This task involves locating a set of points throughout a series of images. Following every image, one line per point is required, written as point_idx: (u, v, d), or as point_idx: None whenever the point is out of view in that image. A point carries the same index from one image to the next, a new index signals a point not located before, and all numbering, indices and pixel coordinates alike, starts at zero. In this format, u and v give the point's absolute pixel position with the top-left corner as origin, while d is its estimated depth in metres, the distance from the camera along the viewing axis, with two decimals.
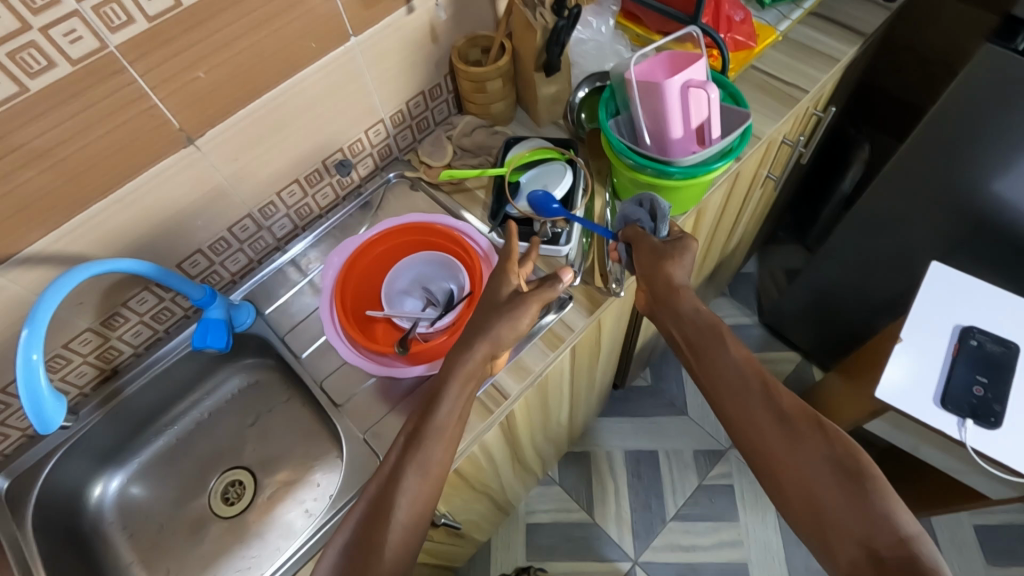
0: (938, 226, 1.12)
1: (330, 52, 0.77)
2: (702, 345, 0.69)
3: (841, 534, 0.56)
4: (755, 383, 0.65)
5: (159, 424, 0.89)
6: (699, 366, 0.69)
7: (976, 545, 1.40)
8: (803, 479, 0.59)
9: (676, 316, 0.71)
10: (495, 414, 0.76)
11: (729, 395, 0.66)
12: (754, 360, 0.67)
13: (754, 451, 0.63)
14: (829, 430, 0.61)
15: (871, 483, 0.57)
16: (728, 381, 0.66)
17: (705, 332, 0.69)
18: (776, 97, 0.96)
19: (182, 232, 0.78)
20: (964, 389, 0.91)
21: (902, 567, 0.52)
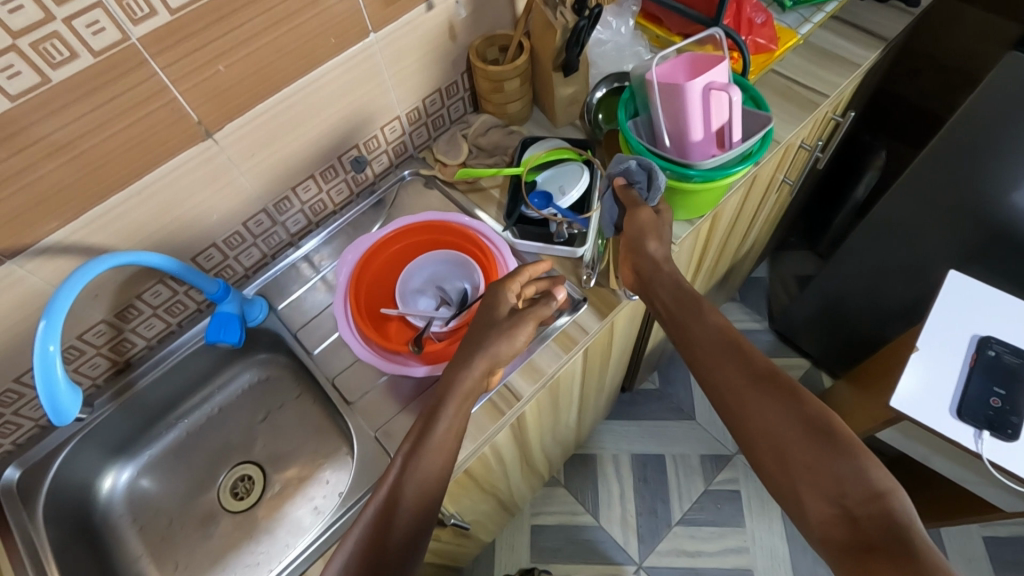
0: (956, 235, 1.10)
1: (349, 49, 0.76)
2: (680, 313, 0.68)
3: (816, 495, 0.55)
4: (732, 350, 0.64)
5: (170, 417, 0.89)
6: (677, 333, 0.68)
7: (985, 557, 1.38)
8: (779, 439, 0.58)
9: (654, 285, 0.70)
10: (506, 415, 0.76)
11: (707, 362, 0.65)
12: (733, 327, 0.66)
13: (730, 413, 0.62)
14: (804, 391, 0.59)
15: (846, 443, 0.55)
16: (707, 348, 0.65)
17: (682, 299, 0.68)
18: (796, 102, 0.95)
19: (197, 226, 0.77)
20: (981, 401, 0.90)
21: (875, 527, 0.51)
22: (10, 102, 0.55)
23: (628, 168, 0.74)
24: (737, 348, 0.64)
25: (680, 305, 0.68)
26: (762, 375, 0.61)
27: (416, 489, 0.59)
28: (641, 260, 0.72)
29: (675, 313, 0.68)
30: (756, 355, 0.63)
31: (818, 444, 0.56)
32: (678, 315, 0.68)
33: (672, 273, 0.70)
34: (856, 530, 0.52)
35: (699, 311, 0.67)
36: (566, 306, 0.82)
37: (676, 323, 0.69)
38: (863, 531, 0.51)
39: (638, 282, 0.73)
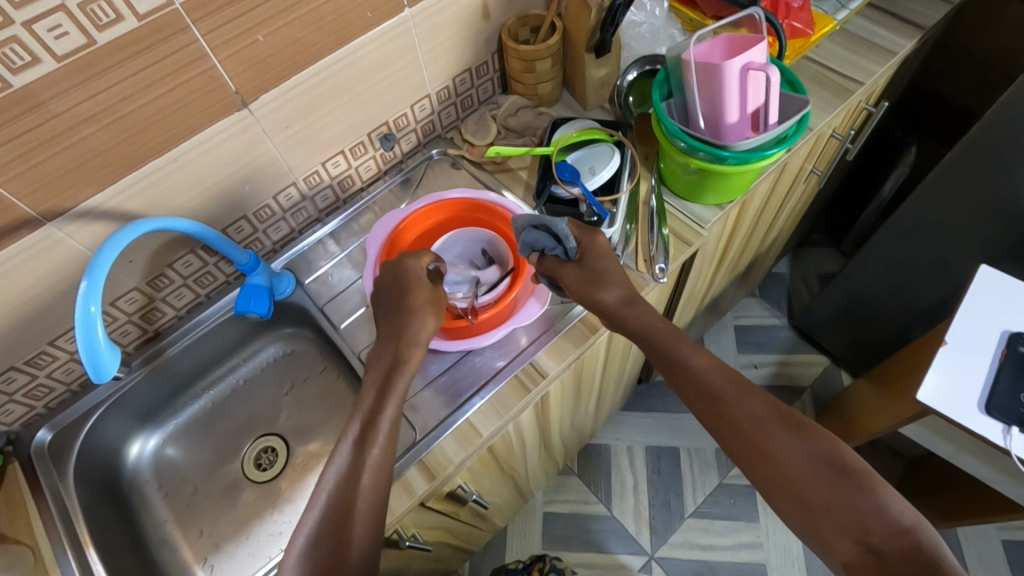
0: (987, 234, 1.08)
1: (385, 23, 0.76)
2: (660, 359, 0.67)
3: (839, 533, 0.54)
4: (727, 388, 0.63)
5: (197, 387, 0.90)
6: (665, 380, 0.67)
7: (1004, 562, 1.36)
8: (790, 477, 0.57)
9: (634, 332, 0.69)
10: (531, 393, 0.76)
11: (700, 407, 0.64)
12: (722, 364, 0.66)
13: (735, 455, 0.61)
14: (809, 426, 0.59)
15: (859, 476, 0.55)
16: (698, 390, 0.64)
17: (662, 348, 0.67)
18: (831, 89, 0.94)
19: (230, 197, 0.78)
20: (1011, 396, 0.89)
21: (904, 560, 0.50)
22: (56, 63, 0.56)
23: (529, 239, 0.71)
24: (729, 390, 0.63)
25: (661, 353, 0.67)
26: (762, 414, 0.61)
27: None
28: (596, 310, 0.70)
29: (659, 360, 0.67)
30: (751, 394, 0.62)
31: (831, 480, 0.56)
32: (659, 361, 0.67)
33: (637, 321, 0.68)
34: (883, 566, 0.51)
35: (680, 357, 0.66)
36: None
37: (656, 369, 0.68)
38: (891, 566, 0.50)
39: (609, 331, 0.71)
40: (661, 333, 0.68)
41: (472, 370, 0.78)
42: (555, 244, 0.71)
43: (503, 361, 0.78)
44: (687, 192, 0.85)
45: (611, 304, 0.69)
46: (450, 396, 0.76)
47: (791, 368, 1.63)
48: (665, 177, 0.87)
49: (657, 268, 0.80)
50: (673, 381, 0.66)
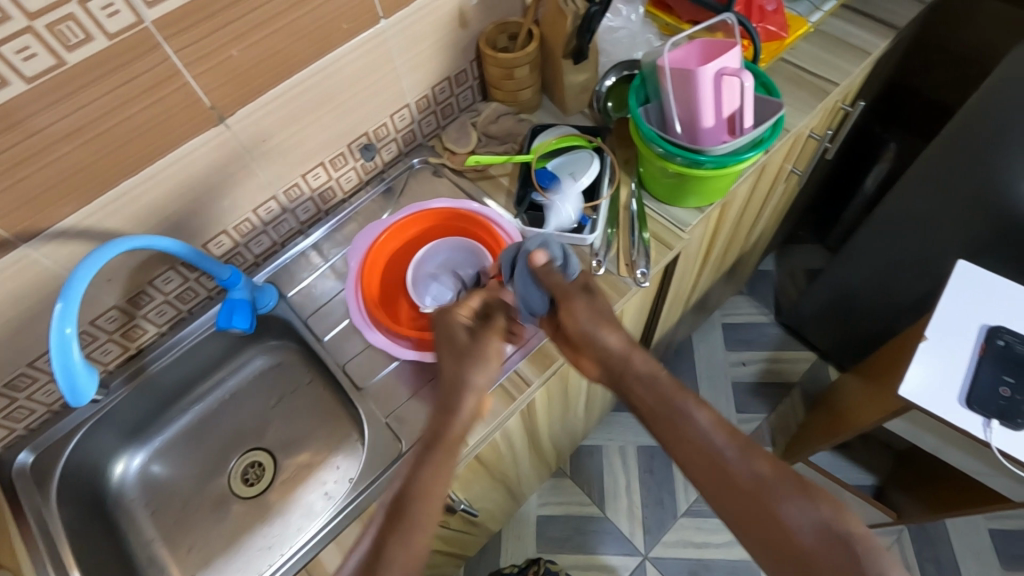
0: (968, 229, 1.10)
1: (361, 35, 0.76)
2: (658, 415, 0.65)
3: None
4: (730, 449, 0.62)
5: (181, 403, 0.90)
6: (665, 438, 0.65)
7: (992, 550, 1.39)
8: (793, 546, 0.57)
9: (632, 381, 0.67)
10: (532, 388, 0.77)
11: (700, 468, 0.62)
12: (723, 423, 0.64)
13: (736, 519, 0.60)
14: (813, 490, 0.58)
15: (862, 544, 0.55)
16: (695, 449, 0.62)
17: (663, 402, 0.65)
18: (808, 90, 0.95)
19: (210, 212, 0.78)
20: (990, 389, 0.90)
21: None
22: (26, 85, 0.55)
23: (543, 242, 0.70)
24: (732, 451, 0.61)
25: (661, 409, 0.65)
26: (765, 474, 0.60)
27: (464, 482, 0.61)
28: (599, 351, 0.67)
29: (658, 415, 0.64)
30: (754, 455, 0.61)
31: (834, 548, 0.55)
32: (661, 414, 0.65)
33: (643, 366, 0.66)
34: None
35: (685, 411, 0.63)
36: None
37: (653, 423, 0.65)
38: None
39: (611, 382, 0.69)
40: (663, 386, 0.65)
41: (460, 376, 0.78)
42: (561, 262, 0.71)
43: None
44: (667, 196, 0.86)
45: (619, 346, 0.67)
46: (436, 405, 0.76)
47: (781, 364, 1.65)
48: (645, 181, 0.87)
49: (637, 273, 0.81)
50: (673, 441, 0.64)
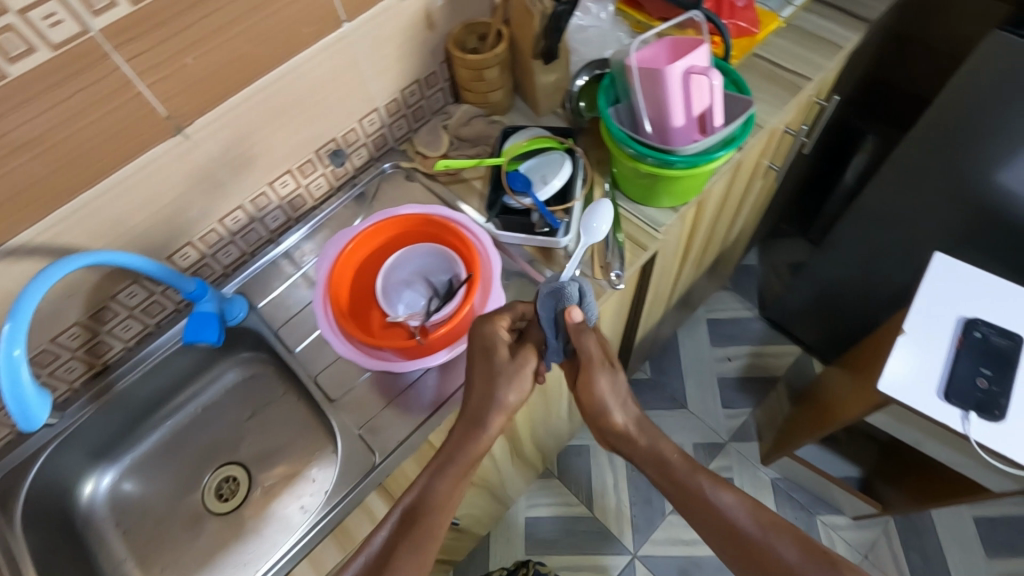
0: (948, 218, 1.10)
1: (324, 39, 0.75)
2: (670, 487, 0.74)
3: None
4: (751, 526, 0.70)
5: (152, 419, 0.88)
6: (692, 520, 0.74)
7: (977, 539, 1.40)
8: None
9: (640, 454, 0.76)
10: None
11: (712, 532, 0.72)
12: (743, 499, 0.73)
13: None
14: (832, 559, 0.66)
15: None
16: (709, 515, 0.72)
17: (671, 473, 0.74)
18: (781, 86, 0.94)
19: (173, 224, 0.76)
20: (968, 382, 0.90)
21: None
22: None
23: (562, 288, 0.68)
24: (736, 518, 0.71)
25: (672, 483, 0.74)
26: (788, 551, 0.68)
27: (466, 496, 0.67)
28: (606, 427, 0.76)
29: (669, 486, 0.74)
30: (776, 532, 0.70)
31: None
32: (682, 494, 0.73)
33: (646, 442, 0.75)
34: None
35: (700, 489, 0.72)
36: None
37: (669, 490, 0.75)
38: None
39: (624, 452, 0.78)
40: (671, 460, 0.74)
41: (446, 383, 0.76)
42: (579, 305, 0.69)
43: None
44: (641, 196, 0.85)
45: (628, 421, 0.75)
46: (410, 414, 0.75)
47: (766, 359, 1.65)
48: (618, 182, 0.86)
49: (612, 275, 0.80)
50: (699, 522, 0.73)
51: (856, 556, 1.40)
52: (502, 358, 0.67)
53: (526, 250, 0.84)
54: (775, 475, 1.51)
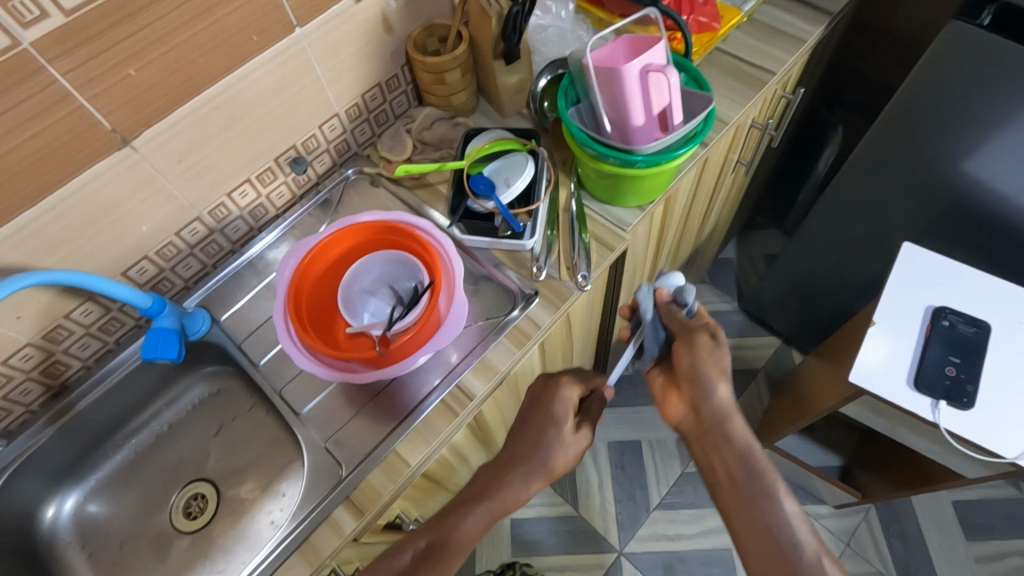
0: (916, 207, 1.11)
1: (275, 45, 0.73)
2: (735, 497, 0.68)
3: None
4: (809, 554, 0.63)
5: (116, 439, 0.86)
6: (739, 520, 0.68)
7: (956, 522, 1.41)
8: None
9: (717, 446, 0.69)
10: (487, 391, 0.75)
11: (764, 555, 0.64)
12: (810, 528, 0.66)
13: None
14: None
15: None
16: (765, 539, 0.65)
17: (751, 475, 0.67)
18: (744, 80, 0.94)
19: (127, 239, 0.74)
20: (936, 370, 0.91)
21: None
22: None
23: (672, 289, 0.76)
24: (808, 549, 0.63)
25: (745, 490, 0.67)
26: None
27: (471, 526, 0.67)
28: (703, 399, 0.70)
29: (737, 489, 0.67)
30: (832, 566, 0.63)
31: None
32: (742, 484, 0.68)
33: (739, 425, 0.69)
34: None
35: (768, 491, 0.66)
36: (518, 301, 0.80)
37: (729, 499, 0.68)
38: None
39: (688, 416, 0.72)
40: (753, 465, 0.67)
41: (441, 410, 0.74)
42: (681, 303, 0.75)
43: (437, 379, 0.76)
44: (607, 196, 0.84)
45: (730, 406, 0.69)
46: (378, 424, 0.74)
47: (745, 351, 1.65)
48: (583, 182, 0.86)
49: (578, 277, 0.79)
50: (746, 524, 0.67)
51: (839, 544, 1.41)
52: (566, 430, 0.70)
53: (494, 254, 0.83)
54: None
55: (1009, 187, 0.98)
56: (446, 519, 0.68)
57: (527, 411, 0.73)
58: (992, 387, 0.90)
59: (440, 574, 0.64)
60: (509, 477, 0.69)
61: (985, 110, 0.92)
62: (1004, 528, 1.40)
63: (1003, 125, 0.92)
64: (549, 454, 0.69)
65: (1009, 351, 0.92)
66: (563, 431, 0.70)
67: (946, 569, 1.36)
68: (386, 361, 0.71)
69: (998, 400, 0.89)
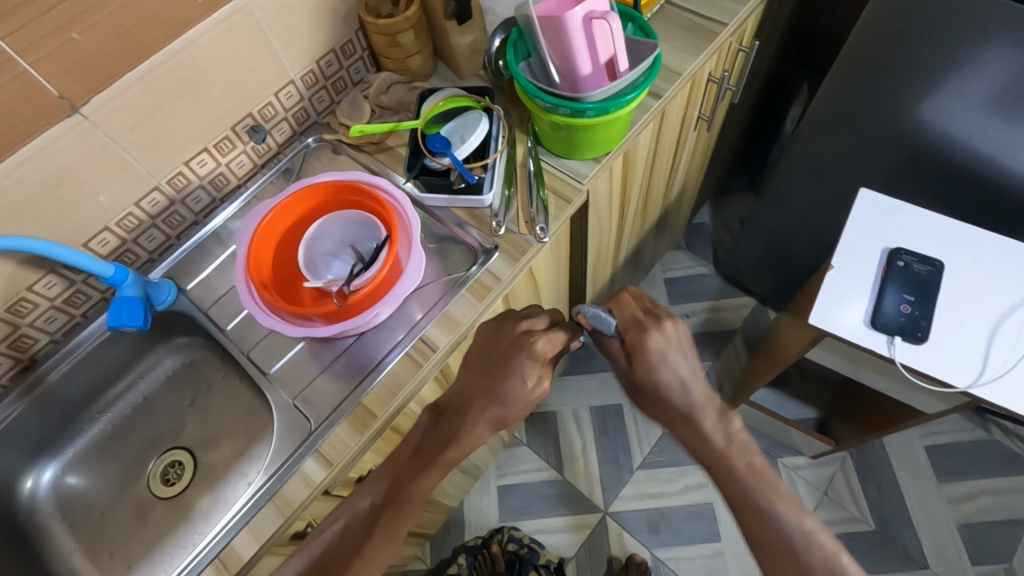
0: (877, 156, 1.12)
1: (222, 8, 0.73)
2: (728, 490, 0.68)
3: None
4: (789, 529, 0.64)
5: (91, 411, 0.87)
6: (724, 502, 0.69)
7: (928, 466, 1.44)
8: None
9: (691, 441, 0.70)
10: (450, 345, 0.77)
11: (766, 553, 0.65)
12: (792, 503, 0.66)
13: None
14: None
15: None
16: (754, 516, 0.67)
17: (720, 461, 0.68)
18: (697, 33, 0.95)
19: (85, 209, 0.75)
20: (892, 308, 0.93)
21: None
22: None
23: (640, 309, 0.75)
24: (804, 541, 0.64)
25: (728, 486, 0.68)
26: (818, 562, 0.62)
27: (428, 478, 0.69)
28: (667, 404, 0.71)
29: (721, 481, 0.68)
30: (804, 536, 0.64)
31: None
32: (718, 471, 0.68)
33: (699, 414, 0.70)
34: None
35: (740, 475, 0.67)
36: (479, 255, 0.81)
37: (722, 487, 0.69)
38: None
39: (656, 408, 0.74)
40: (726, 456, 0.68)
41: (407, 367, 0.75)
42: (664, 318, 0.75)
43: (401, 334, 0.77)
44: (563, 150, 0.85)
45: (694, 403, 0.70)
46: (345, 380, 0.75)
47: (720, 313, 1.68)
48: (540, 138, 0.87)
49: (535, 230, 0.81)
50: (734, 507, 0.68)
51: (816, 493, 1.44)
52: (518, 387, 0.69)
53: (454, 212, 0.84)
54: None
55: (963, 131, 0.99)
56: (403, 470, 0.70)
57: (485, 362, 0.72)
58: (947, 324, 0.93)
59: (388, 530, 0.67)
60: (470, 421, 0.70)
61: (936, 54, 0.92)
62: (975, 470, 1.43)
63: (953, 69, 0.93)
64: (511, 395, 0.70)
65: (961, 288, 0.95)
66: (525, 385, 0.70)
67: (918, 511, 1.40)
68: (344, 314, 0.73)
69: (952, 335, 0.92)
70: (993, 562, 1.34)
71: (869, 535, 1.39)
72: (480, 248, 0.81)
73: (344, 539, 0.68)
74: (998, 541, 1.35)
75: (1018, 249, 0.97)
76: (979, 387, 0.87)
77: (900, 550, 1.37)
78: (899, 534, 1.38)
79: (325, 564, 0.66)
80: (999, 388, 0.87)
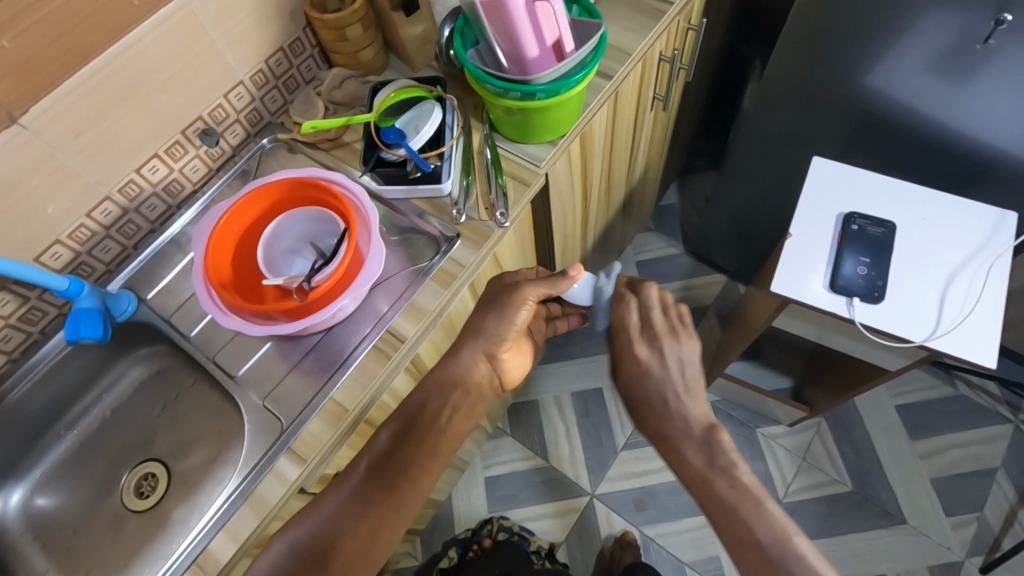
0: (830, 126, 1.15)
1: (161, 10, 0.72)
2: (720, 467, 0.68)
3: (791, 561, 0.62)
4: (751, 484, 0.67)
5: (57, 429, 0.85)
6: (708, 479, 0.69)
7: (900, 425, 1.48)
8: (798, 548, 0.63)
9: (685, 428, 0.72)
10: (422, 332, 0.77)
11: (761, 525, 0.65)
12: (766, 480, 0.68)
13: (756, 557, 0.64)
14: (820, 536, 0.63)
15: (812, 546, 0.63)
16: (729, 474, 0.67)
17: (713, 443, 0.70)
18: (644, 13, 0.96)
19: (32, 222, 0.73)
20: (849, 271, 0.96)
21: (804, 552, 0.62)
22: None
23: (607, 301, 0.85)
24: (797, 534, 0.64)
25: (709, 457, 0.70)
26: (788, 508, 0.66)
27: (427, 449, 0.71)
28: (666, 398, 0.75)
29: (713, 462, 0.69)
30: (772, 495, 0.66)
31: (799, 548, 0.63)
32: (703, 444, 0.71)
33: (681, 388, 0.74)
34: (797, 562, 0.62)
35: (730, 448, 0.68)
36: (442, 244, 0.81)
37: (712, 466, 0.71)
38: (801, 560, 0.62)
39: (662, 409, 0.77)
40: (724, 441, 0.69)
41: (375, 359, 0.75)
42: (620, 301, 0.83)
43: (368, 327, 0.77)
44: (519, 135, 0.86)
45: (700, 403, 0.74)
46: (314, 377, 0.75)
47: (693, 291, 1.70)
48: (495, 124, 0.87)
49: (496, 215, 0.81)
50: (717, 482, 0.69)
51: (795, 460, 1.47)
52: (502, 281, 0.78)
53: (414, 203, 0.84)
54: (715, 398, 1.57)
55: (907, 95, 1.02)
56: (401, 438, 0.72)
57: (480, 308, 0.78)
58: (902, 282, 0.96)
59: (391, 492, 0.68)
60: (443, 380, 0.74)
61: (878, 22, 0.95)
62: (944, 424, 1.47)
63: (893, 36, 0.95)
64: (479, 352, 0.74)
65: (914, 247, 0.98)
66: None
67: (893, 468, 1.44)
68: (308, 309, 0.72)
69: (908, 292, 0.95)
70: (966, 512, 1.38)
71: (847, 496, 1.43)
72: (443, 236, 0.82)
73: (338, 515, 0.66)
74: (969, 491, 1.40)
75: (965, 206, 1.00)
76: (934, 340, 0.90)
77: (878, 507, 1.41)
78: (876, 491, 1.42)
79: (329, 531, 0.65)
80: (954, 339, 0.90)
